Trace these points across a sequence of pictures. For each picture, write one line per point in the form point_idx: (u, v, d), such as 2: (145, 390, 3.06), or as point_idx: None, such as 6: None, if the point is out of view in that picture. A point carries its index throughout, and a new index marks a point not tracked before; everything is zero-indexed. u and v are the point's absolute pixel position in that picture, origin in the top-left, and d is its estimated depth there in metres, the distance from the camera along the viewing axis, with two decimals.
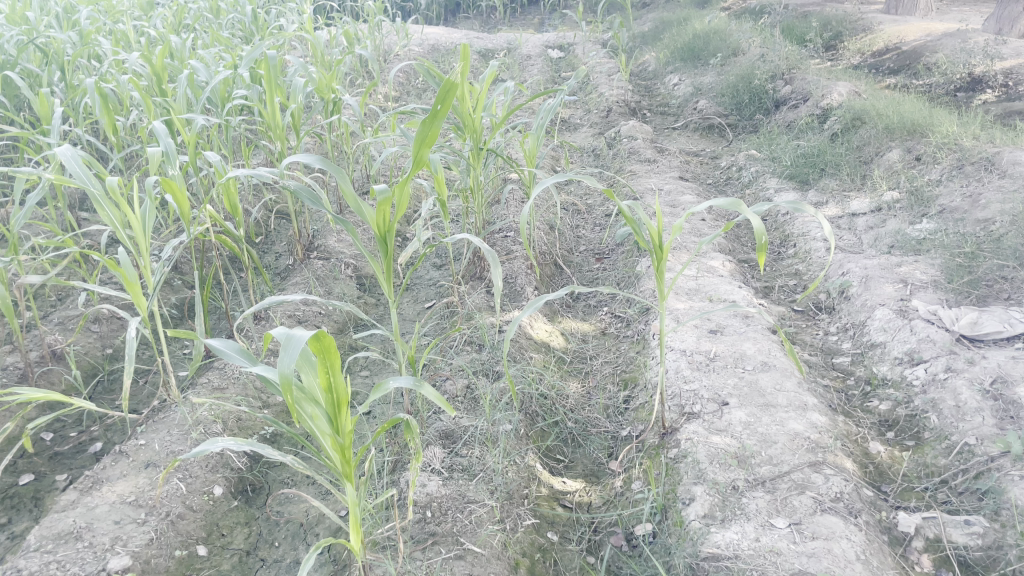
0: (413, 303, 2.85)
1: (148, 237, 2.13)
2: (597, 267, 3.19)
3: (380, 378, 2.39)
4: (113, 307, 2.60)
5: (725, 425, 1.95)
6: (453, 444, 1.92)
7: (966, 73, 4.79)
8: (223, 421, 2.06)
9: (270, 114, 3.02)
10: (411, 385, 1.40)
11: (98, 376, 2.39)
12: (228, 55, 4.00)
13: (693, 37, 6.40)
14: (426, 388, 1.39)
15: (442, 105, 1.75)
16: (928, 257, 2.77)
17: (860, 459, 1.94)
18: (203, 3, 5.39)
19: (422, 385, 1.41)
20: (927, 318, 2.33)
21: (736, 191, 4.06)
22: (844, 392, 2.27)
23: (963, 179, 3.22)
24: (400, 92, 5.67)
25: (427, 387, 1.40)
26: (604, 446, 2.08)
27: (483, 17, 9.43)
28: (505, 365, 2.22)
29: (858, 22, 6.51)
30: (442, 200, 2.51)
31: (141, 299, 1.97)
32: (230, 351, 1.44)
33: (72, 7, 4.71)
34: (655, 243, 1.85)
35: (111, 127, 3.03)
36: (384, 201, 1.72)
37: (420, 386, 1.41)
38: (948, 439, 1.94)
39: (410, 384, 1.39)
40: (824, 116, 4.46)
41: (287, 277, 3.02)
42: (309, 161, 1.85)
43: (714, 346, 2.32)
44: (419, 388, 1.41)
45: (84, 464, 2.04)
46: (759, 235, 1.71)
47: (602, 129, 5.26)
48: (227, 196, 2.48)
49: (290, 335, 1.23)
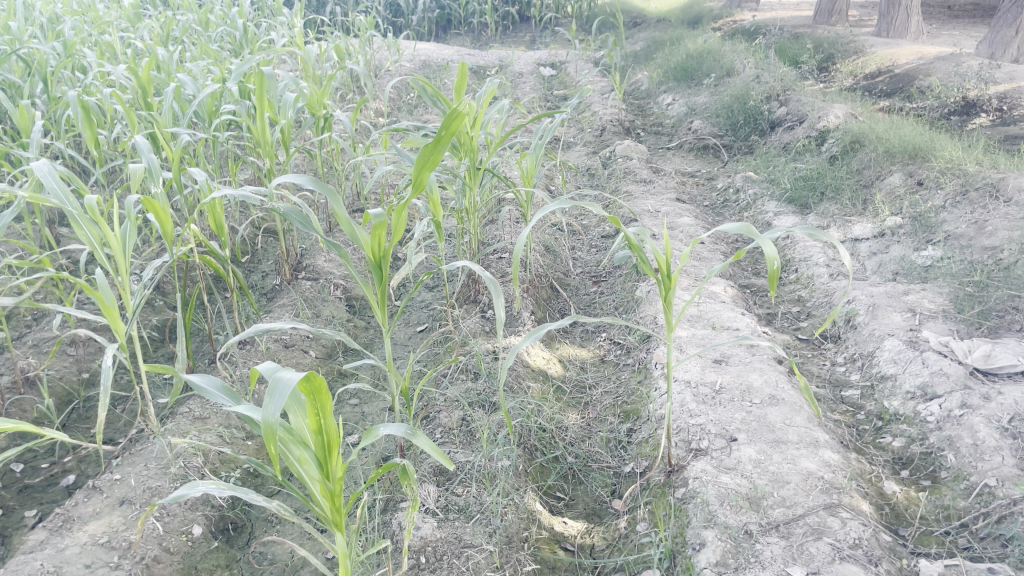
0: (404, 328, 2.77)
1: (128, 257, 2.02)
2: (594, 291, 3.10)
3: (371, 408, 2.30)
4: (91, 329, 2.48)
5: (735, 463, 1.86)
6: (448, 482, 1.83)
7: (960, 97, 4.76)
8: (204, 455, 1.95)
9: (259, 129, 2.93)
10: (405, 432, 1.34)
11: (73, 403, 2.28)
12: (216, 70, 3.89)
13: (687, 57, 6.37)
14: (420, 437, 1.34)
15: (448, 131, 1.66)
16: (935, 285, 2.71)
17: (875, 501, 1.85)
18: (191, 15, 5.30)
19: (415, 434, 1.35)
20: (939, 350, 2.25)
21: (734, 214, 3.99)
22: (854, 427, 2.18)
23: (968, 206, 3.16)
24: (391, 108, 5.58)
25: (420, 437, 1.34)
26: (606, 483, 1.98)
27: (474, 34, 9.39)
28: (503, 395, 2.12)
29: (850, 45, 6.52)
30: (438, 222, 2.41)
31: (120, 322, 1.86)
32: (210, 390, 1.35)
33: (57, 19, 4.60)
34: (662, 270, 1.75)
35: (93, 141, 2.91)
36: (381, 225, 1.62)
37: (413, 436, 1.34)
38: (967, 480, 1.85)
39: (403, 432, 1.33)
40: (821, 138, 4.40)
41: (273, 298, 2.91)
42: (301, 180, 1.74)
43: (719, 377, 2.23)
44: (413, 437, 1.35)
45: (55, 498, 1.92)
46: (772, 262, 1.62)
47: (597, 148, 5.19)
48: (212, 215, 2.36)
49: (278, 376, 1.13)
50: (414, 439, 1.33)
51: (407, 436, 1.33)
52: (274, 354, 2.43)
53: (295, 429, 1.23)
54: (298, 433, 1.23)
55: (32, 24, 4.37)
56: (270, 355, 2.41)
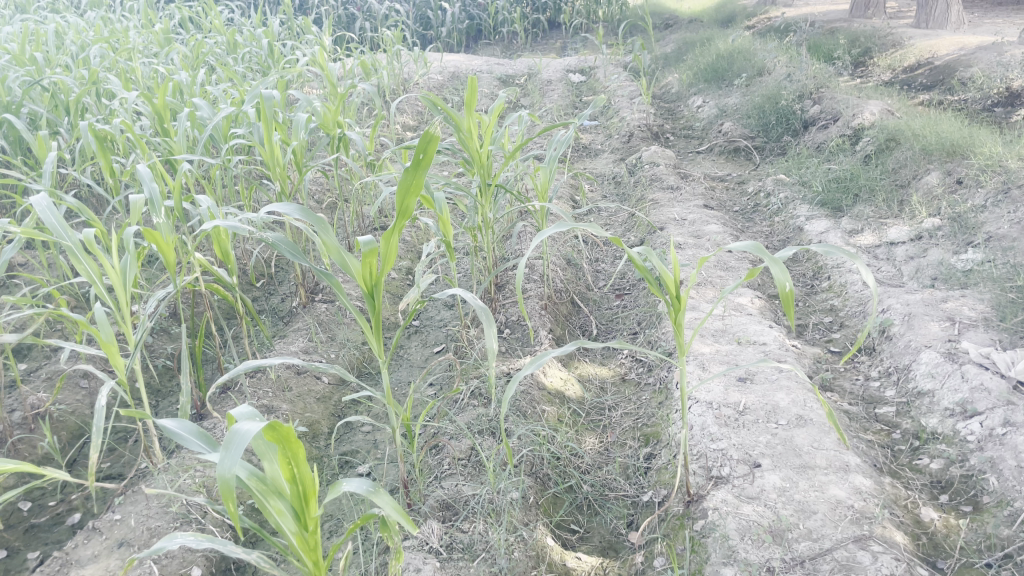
0: (421, 348, 2.70)
1: (128, 291, 1.98)
2: (617, 304, 3.00)
3: (381, 437, 2.24)
4: (102, 361, 2.46)
5: (758, 491, 1.76)
6: (453, 518, 1.76)
7: (1004, 87, 4.54)
8: (206, 490, 1.89)
9: (269, 152, 2.90)
10: (373, 489, 1.27)
11: (84, 437, 2.25)
12: (235, 92, 3.88)
13: (717, 58, 6.24)
14: (388, 495, 1.28)
15: (425, 152, 1.59)
16: (976, 291, 2.57)
17: (911, 529, 1.72)
18: (218, 38, 5.32)
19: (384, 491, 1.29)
20: (980, 363, 2.12)
21: (764, 219, 3.85)
22: (890, 447, 2.05)
23: (1011, 204, 3.00)
24: (417, 121, 5.53)
25: (389, 494, 1.28)
26: (623, 514, 1.88)
27: (504, 43, 9.33)
28: (514, 422, 2.04)
29: (887, 38, 6.32)
30: (446, 241, 2.34)
31: (117, 360, 1.82)
32: (186, 435, 1.30)
33: (84, 46, 4.65)
34: (671, 291, 1.63)
35: (108, 169, 2.89)
36: (371, 252, 1.54)
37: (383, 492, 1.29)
38: (1011, 505, 1.72)
39: (371, 490, 1.26)
40: (856, 137, 4.25)
41: (288, 322, 2.87)
42: (287, 210, 1.67)
43: (743, 397, 2.12)
44: (382, 494, 1.28)
45: (60, 538, 1.89)
46: (782, 284, 1.51)
47: (624, 154, 5.07)
48: (217, 243, 2.30)
49: (240, 428, 1.08)
50: (381, 496, 1.27)
51: (375, 492, 1.27)
52: (285, 381, 2.38)
53: (269, 478, 1.17)
54: (272, 483, 1.17)
55: (61, 55, 4.40)
56: (280, 383, 2.36)
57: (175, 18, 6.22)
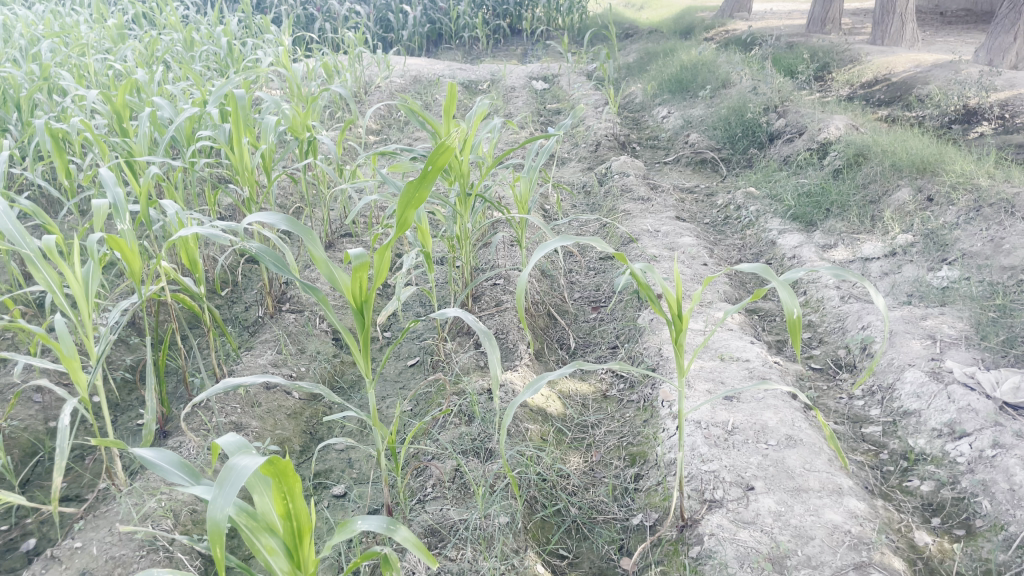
0: (394, 361, 2.61)
1: (90, 301, 1.86)
2: (594, 317, 2.96)
3: (358, 455, 2.14)
4: (57, 374, 2.32)
5: (753, 516, 1.71)
6: (441, 546, 1.68)
7: (961, 104, 4.61)
8: (174, 516, 1.78)
9: (238, 156, 2.78)
10: (381, 526, 1.19)
11: (38, 456, 2.12)
12: (196, 91, 3.74)
13: (681, 69, 6.26)
14: (401, 532, 1.19)
15: (432, 164, 1.53)
16: (955, 308, 2.57)
17: (907, 555, 1.68)
18: (176, 35, 5.14)
19: (395, 527, 1.21)
20: (965, 382, 2.11)
21: (736, 232, 3.84)
22: (879, 468, 2.03)
23: (982, 222, 3.03)
24: (381, 125, 5.41)
25: (402, 530, 1.20)
26: (612, 538, 1.82)
27: (465, 48, 9.25)
28: (499, 443, 1.97)
29: (845, 54, 6.41)
30: (427, 253, 2.26)
31: (79, 376, 1.70)
32: (166, 465, 1.22)
33: (34, 40, 4.44)
34: (674, 312, 1.58)
35: (65, 171, 2.73)
36: (362, 266, 1.46)
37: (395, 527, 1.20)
38: (1005, 530, 1.70)
39: (379, 528, 1.19)
40: (822, 151, 4.27)
41: (255, 333, 2.75)
42: (273, 219, 1.58)
43: (731, 416, 2.07)
44: (392, 530, 1.20)
45: (14, 566, 1.76)
46: (789, 310, 1.47)
47: (592, 164, 5.03)
48: (185, 251, 2.18)
49: (234, 464, 1.00)
50: (394, 533, 1.19)
51: (386, 529, 1.19)
52: (255, 397, 2.27)
53: (260, 514, 1.09)
54: (263, 519, 1.08)
55: (10, 48, 4.20)
56: (249, 399, 2.25)
57: (129, 13, 6.00)
